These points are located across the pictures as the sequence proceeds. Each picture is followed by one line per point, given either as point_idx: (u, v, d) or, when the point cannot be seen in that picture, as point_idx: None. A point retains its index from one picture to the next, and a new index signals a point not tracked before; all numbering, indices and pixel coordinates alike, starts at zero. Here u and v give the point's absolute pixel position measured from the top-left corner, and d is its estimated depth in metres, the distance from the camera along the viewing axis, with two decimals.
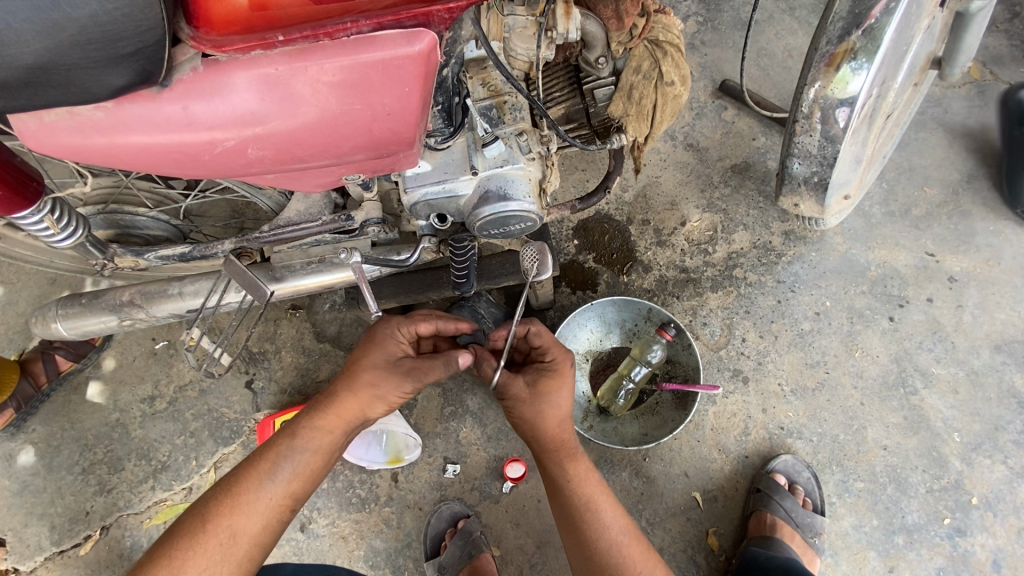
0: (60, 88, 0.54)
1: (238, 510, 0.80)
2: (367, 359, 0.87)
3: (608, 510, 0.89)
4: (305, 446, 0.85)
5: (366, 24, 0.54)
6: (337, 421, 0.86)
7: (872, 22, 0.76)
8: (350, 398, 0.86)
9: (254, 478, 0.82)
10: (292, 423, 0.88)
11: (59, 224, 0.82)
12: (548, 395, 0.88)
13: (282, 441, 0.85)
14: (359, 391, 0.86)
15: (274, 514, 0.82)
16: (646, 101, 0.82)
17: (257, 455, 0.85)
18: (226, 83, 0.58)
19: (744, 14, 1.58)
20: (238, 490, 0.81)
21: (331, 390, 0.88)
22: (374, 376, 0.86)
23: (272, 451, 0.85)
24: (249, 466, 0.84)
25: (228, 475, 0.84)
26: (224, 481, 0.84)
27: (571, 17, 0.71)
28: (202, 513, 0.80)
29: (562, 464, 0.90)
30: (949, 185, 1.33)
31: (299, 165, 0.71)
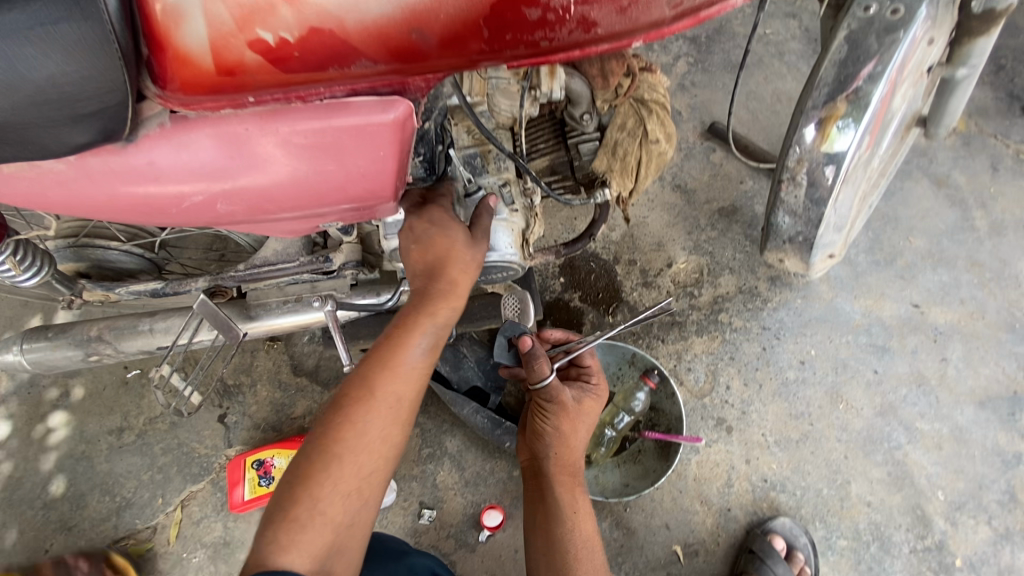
0: (16, 145, 0.51)
1: (397, 379, 0.73)
2: (453, 241, 0.77)
3: (592, 559, 0.85)
4: (439, 323, 0.77)
5: (339, 90, 0.51)
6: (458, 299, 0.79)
7: (858, 85, 0.76)
8: (453, 292, 0.78)
9: (365, 407, 0.71)
10: (389, 337, 0.76)
11: (22, 265, 0.79)
12: (581, 416, 0.92)
13: (384, 360, 0.74)
14: (457, 280, 0.78)
15: (424, 383, 0.77)
16: (630, 158, 0.81)
17: (358, 380, 0.73)
18: (197, 141, 0.56)
19: (734, 57, 1.60)
20: (350, 424, 0.70)
21: (423, 298, 0.78)
22: (473, 258, 0.78)
23: (374, 373, 0.73)
24: (358, 394, 0.71)
25: (363, 362, 0.74)
26: (362, 365, 0.74)
27: (555, 77, 0.70)
28: (355, 391, 0.72)
29: (567, 490, 0.91)
30: (934, 236, 1.33)
31: (272, 217, 0.69)
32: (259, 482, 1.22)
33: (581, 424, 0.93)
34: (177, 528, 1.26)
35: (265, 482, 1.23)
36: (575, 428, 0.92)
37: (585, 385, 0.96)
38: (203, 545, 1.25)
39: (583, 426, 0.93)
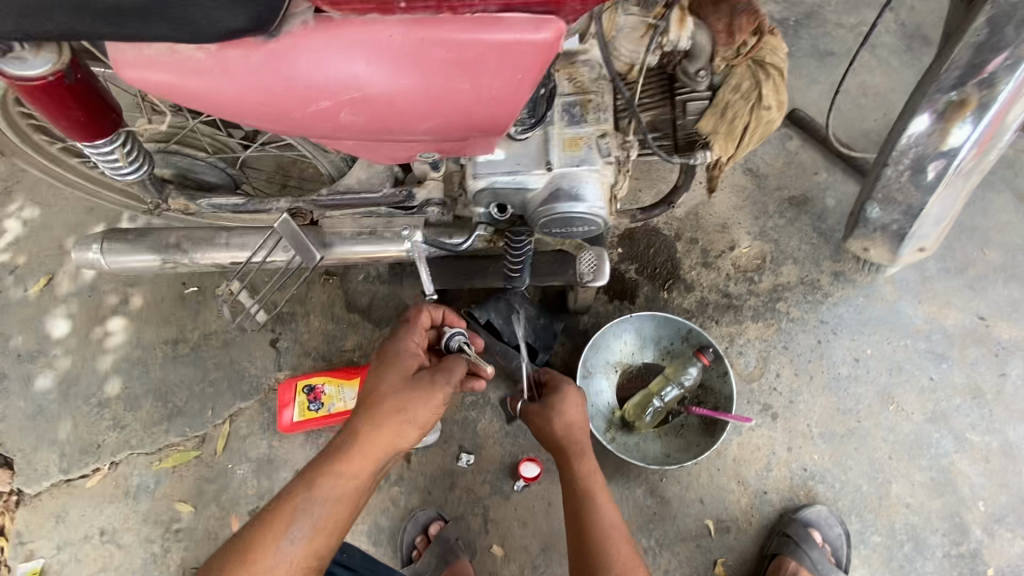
0: (171, 23, 0.52)
1: (252, 572, 0.73)
2: (385, 382, 0.85)
3: (593, 503, 0.90)
4: (322, 494, 0.79)
5: (493, 2, 0.52)
6: (359, 464, 0.80)
7: (987, 76, 0.74)
8: (376, 432, 0.81)
9: (269, 537, 0.76)
10: (273, 509, 0.79)
11: (129, 156, 0.79)
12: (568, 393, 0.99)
13: (296, 492, 0.79)
14: (366, 434, 0.81)
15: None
16: (738, 122, 0.79)
17: (271, 510, 0.78)
18: (338, 44, 0.56)
19: (822, 44, 1.55)
20: (253, 556, 0.74)
21: (353, 431, 0.82)
22: (403, 400, 0.82)
23: (287, 505, 0.78)
24: (264, 524, 0.77)
25: (241, 538, 0.78)
26: (239, 542, 0.78)
27: (684, 25, 0.69)
28: (227, 564, 0.75)
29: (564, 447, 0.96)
30: (1010, 250, 1.29)
31: (384, 137, 0.69)
32: (309, 406, 1.26)
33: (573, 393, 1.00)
34: (225, 440, 1.30)
35: (315, 406, 1.26)
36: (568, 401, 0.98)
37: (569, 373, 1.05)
38: (247, 459, 1.29)
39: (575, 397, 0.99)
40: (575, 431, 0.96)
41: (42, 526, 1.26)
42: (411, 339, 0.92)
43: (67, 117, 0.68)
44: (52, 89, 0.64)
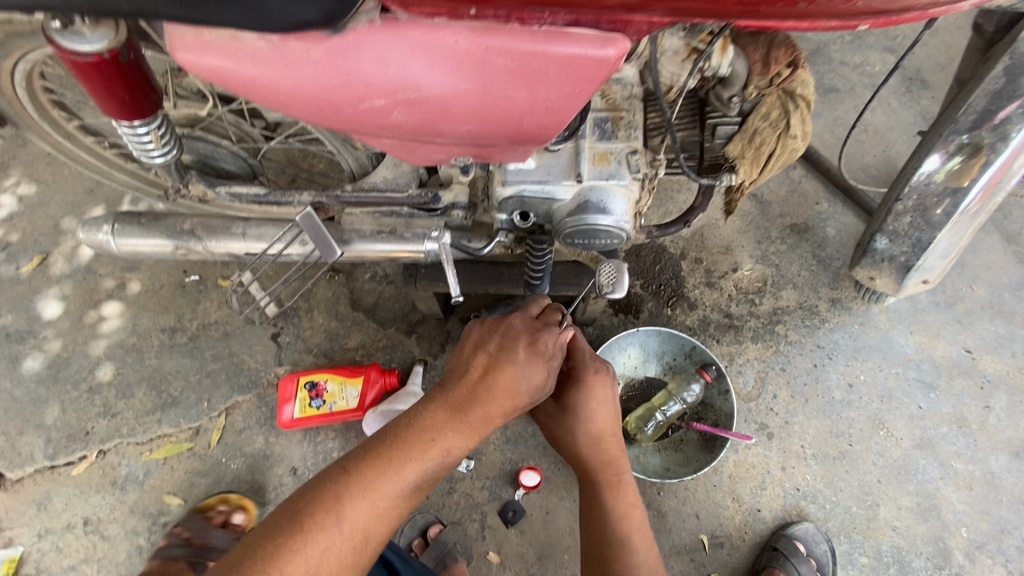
0: (243, 11, 0.52)
1: (370, 512, 0.62)
2: (507, 345, 0.75)
3: (643, 551, 0.83)
4: (451, 443, 0.68)
5: (563, 17, 0.53)
6: (483, 423, 0.71)
7: (999, 121, 0.78)
8: (504, 394, 0.72)
9: (394, 477, 0.64)
10: (387, 448, 0.66)
11: (162, 139, 0.79)
12: (608, 390, 0.87)
13: (427, 436, 0.67)
14: (498, 393, 0.72)
15: (400, 521, 0.66)
16: (765, 148, 0.82)
17: (395, 446, 0.66)
18: (402, 44, 0.57)
19: (827, 80, 1.62)
20: (374, 489, 0.63)
21: (475, 381, 0.73)
22: (533, 389, 0.75)
23: (416, 443, 0.67)
24: (386, 460, 0.65)
25: (347, 465, 0.64)
26: (343, 471, 0.64)
27: (727, 55, 0.70)
28: (333, 496, 0.61)
29: (606, 467, 0.86)
30: (996, 288, 1.36)
31: (429, 138, 0.70)
32: (310, 402, 1.24)
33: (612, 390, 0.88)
34: (220, 433, 1.28)
35: (316, 403, 1.24)
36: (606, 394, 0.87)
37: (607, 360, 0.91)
38: (242, 454, 1.26)
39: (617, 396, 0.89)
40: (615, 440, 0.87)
41: (22, 514, 1.22)
42: (522, 320, 0.81)
43: (111, 95, 0.67)
44: (104, 66, 0.63)
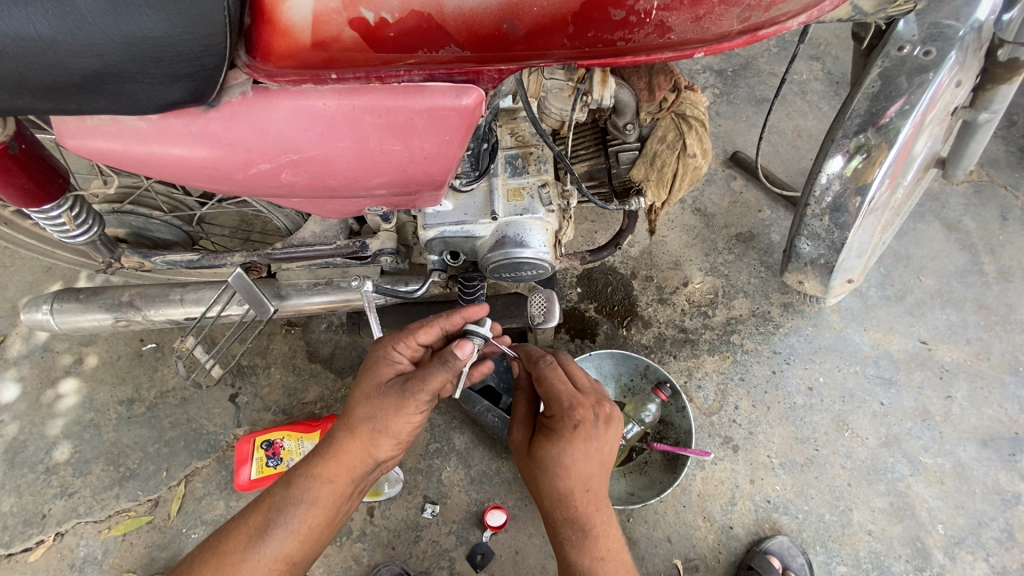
0: (110, 98, 0.54)
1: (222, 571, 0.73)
2: (361, 389, 0.79)
3: None
4: (299, 497, 0.76)
5: (418, 74, 0.55)
6: (337, 468, 0.77)
7: (886, 122, 0.81)
8: (348, 440, 0.76)
9: (244, 537, 0.75)
10: (250, 511, 0.78)
11: (76, 220, 0.81)
12: (576, 448, 0.77)
13: (275, 492, 0.78)
14: (354, 430, 0.76)
15: None
16: (667, 169, 0.85)
17: (251, 512, 0.78)
18: (275, 112, 0.59)
19: (758, 91, 1.66)
20: (225, 550, 0.74)
21: (330, 434, 0.79)
22: (369, 406, 0.76)
23: (268, 502, 0.77)
24: (241, 525, 0.77)
25: (221, 531, 0.78)
26: (214, 540, 0.78)
27: (607, 85, 0.74)
28: (199, 562, 0.76)
29: (569, 524, 0.80)
30: (944, 276, 1.37)
31: (328, 194, 0.72)
32: (266, 462, 1.23)
33: (586, 448, 0.77)
34: (179, 502, 1.25)
35: (273, 462, 1.22)
36: (575, 455, 0.77)
37: (590, 409, 0.79)
38: (203, 522, 1.24)
39: (599, 448, 0.78)
40: (588, 499, 0.79)
41: None
42: (390, 338, 0.83)
43: (12, 186, 0.69)
44: None
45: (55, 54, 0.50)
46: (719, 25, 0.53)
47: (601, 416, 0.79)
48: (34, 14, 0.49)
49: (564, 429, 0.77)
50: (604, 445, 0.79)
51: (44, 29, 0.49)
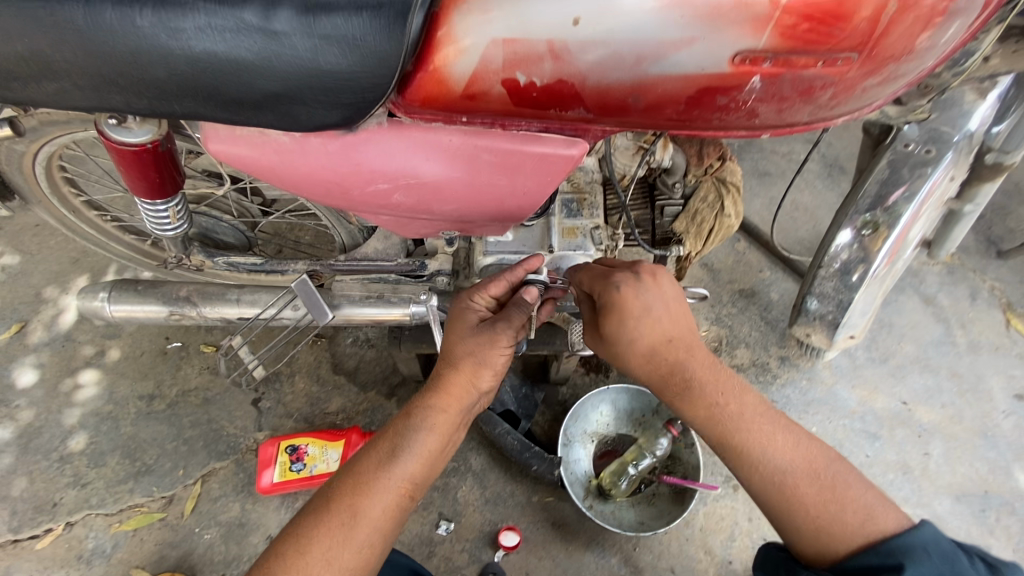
0: (277, 114, 0.63)
1: (357, 492, 0.73)
2: (455, 333, 0.84)
3: (778, 453, 0.74)
4: (421, 423, 0.79)
5: (536, 126, 0.66)
6: (450, 398, 0.81)
7: (891, 204, 0.96)
8: (458, 372, 0.82)
9: (374, 460, 0.76)
10: (372, 444, 0.79)
11: (178, 216, 0.88)
12: (632, 311, 0.77)
13: (395, 423, 0.80)
14: (462, 365, 0.82)
15: (395, 498, 0.74)
16: (705, 225, 0.99)
17: (372, 442, 0.79)
18: (405, 142, 0.69)
19: (761, 165, 1.85)
20: (356, 475, 0.75)
21: (436, 372, 0.84)
22: (464, 344, 0.83)
23: (390, 432, 0.79)
24: (367, 451, 0.78)
25: (343, 465, 0.78)
26: (338, 474, 0.77)
27: (668, 149, 0.89)
28: (325, 492, 0.74)
29: (670, 386, 0.79)
30: (922, 345, 1.52)
31: (422, 215, 0.81)
32: (290, 466, 1.25)
33: (641, 303, 0.77)
34: (194, 502, 1.26)
35: (297, 466, 1.25)
36: (637, 316, 0.77)
37: (629, 272, 0.79)
38: (216, 523, 1.24)
39: (656, 301, 0.78)
40: (672, 350, 0.78)
41: None
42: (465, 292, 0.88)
43: (144, 177, 0.76)
44: (143, 154, 0.73)
45: (246, 76, 0.59)
46: (793, 116, 0.61)
47: (644, 274, 0.79)
48: (243, 42, 0.56)
49: (609, 297, 0.78)
50: (660, 296, 0.78)
51: (247, 54, 0.57)
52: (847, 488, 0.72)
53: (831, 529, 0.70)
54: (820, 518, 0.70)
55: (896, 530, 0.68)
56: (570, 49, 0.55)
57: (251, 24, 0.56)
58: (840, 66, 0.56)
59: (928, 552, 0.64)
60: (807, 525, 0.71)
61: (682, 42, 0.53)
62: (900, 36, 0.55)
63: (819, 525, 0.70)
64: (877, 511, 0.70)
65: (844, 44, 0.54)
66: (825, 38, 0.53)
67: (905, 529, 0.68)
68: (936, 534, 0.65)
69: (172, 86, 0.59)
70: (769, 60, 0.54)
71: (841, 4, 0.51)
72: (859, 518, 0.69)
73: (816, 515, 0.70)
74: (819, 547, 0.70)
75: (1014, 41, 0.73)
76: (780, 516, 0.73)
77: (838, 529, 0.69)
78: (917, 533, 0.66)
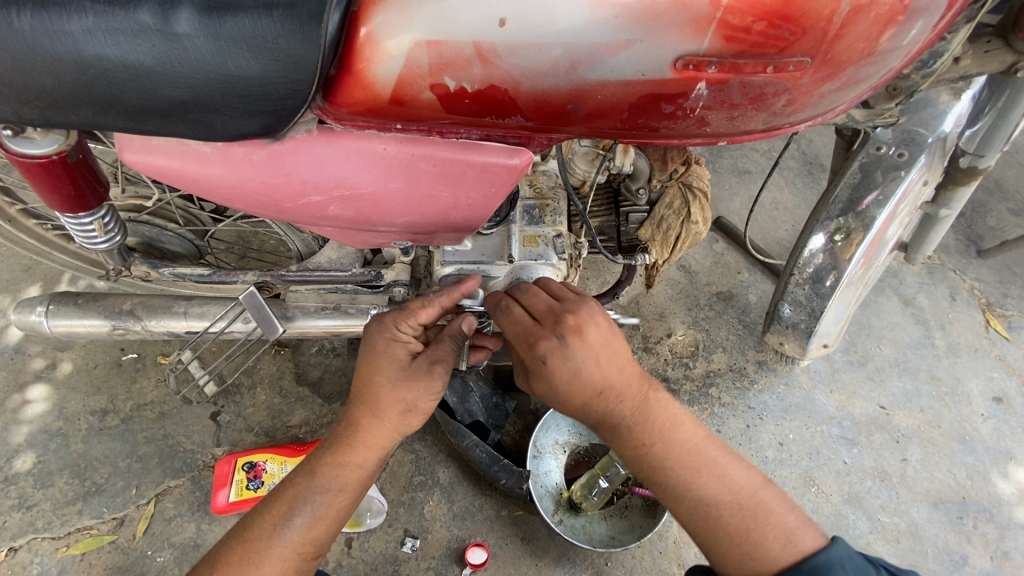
0: (188, 124, 0.57)
1: (246, 562, 0.72)
2: (379, 375, 0.78)
3: (705, 484, 0.69)
4: (323, 486, 0.76)
5: (476, 133, 0.62)
6: (365, 455, 0.78)
7: (862, 209, 0.92)
8: (375, 424, 0.78)
9: (268, 525, 0.74)
10: (271, 501, 0.77)
11: (107, 228, 0.81)
12: (559, 373, 0.71)
13: (299, 480, 0.77)
14: (387, 412, 0.78)
15: (290, 564, 0.73)
16: (671, 232, 0.94)
17: (272, 500, 0.77)
18: (336, 151, 0.63)
19: (741, 163, 1.80)
20: (248, 539, 0.73)
21: (352, 422, 0.79)
22: (395, 390, 0.77)
23: (291, 490, 0.77)
24: (265, 511, 0.76)
25: (240, 522, 0.77)
26: (232, 531, 0.76)
27: (628, 154, 0.84)
28: (215, 556, 0.74)
29: (604, 422, 0.74)
30: (901, 347, 1.49)
31: (365, 228, 0.76)
32: (247, 484, 1.20)
33: (569, 363, 0.71)
34: (147, 523, 1.20)
35: (253, 485, 1.20)
36: (565, 377, 0.71)
37: (551, 335, 0.72)
38: (170, 545, 1.19)
39: (586, 359, 0.71)
40: (605, 401, 0.73)
41: None
42: (384, 318, 0.82)
43: (57, 190, 0.70)
44: (51, 166, 0.67)
45: (147, 82, 0.53)
46: (748, 124, 0.57)
47: (566, 331, 0.72)
48: (139, 44, 0.51)
49: (536, 368, 0.73)
50: (589, 351, 0.72)
51: (144, 59, 0.52)
52: (769, 515, 0.67)
53: (755, 559, 0.65)
54: (744, 546, 0.66)
55: (816, 548, 0.65)
56: (498, 51, 0.50)
57: (147, 25, 0.51)
58: (792, 71, 0.51)
59: (843, 567, 0.62)
60: (733, 554, 0.66)
61: (619, 44, 0.49)
62: (857, 37, 0.50)
63: (743, 554, 0.66)
64: (799, 533, 0.66)
65: (796, 48, 0.49)
66: (774, 42, 0.49)
67: (823, 547, 0.65)
68: (849, 552, 0.63)
69: (63, 93, 0.54)
70: (715, 64, 0.50)
71: (790, 3, 0.47)
72: (779, 544, 0.65)
73: (740, 543, 0.66)
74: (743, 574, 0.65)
75: (986, 40, 0.71)
76: (709, 548, 0.68)
77: (762, 558, 0.65)
78: (828, 552, 0.63)
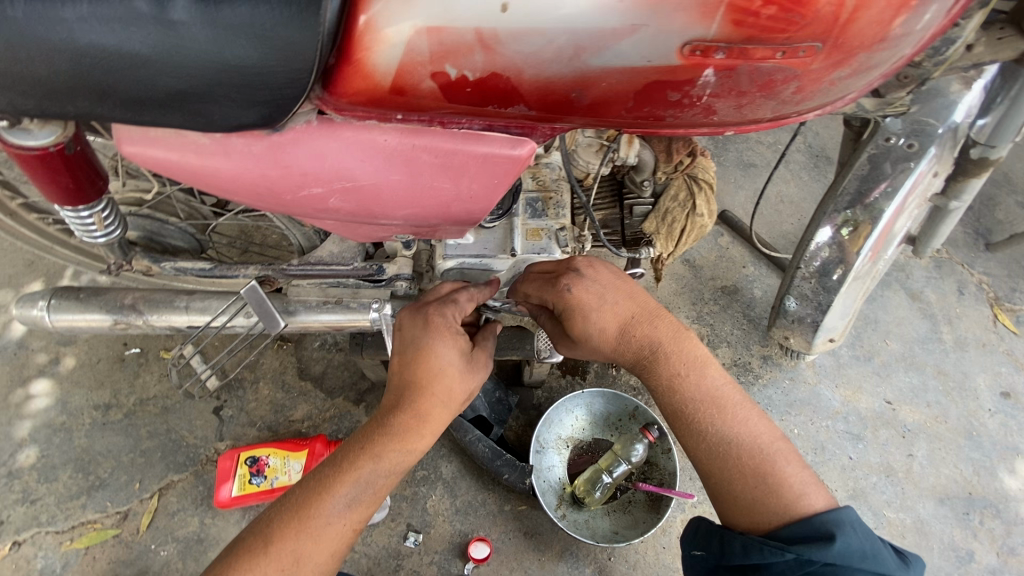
0: (186, 115, 0.56)
1: (304, 534, 0.67)
2: (448, 365, 0.77)
3: (727, 423, 0.70)
4: (386, 468, 0.72)
5: (479, 124, 0.61)
6: (428, 440, 0.75)
7: (871, 201, 0.90)
8: (442, 413, 0.76)
9: (326, 500, 0.69)
10: (327, 475, 0.71)
11: (106, 222, 0.81)
12: (584, 302, 0.75)
13: (359, 459, 0.72)
14: (456, 400, 0.77)
15: (345, 540, 0.70)
16: (677, 225, 0.93)
17: (325, 472, 0.72)
18: (337, 142, 0.62)
19: (746, 156, 1.78)
20: (305, 513, 0.68)
21: (417, 412, 0.74)
22: (463, 382, 0.78)
23: (349, 466, 0.72)
24: (320, 483, 0.71)
25: (291, 491, 0.71)
26: (284, 500, 0.71)
27: (632, 146, 0.83)
28: (264, 527, 0.68)
29: (631, 356, 0.76)
30: (907, 341, 1.48)
31: (368, 221, 0.75)
32: (250, 479, 1.20)
33: (590, 294, 0.76)
34: (150, 517, 1.21)
35: (256, 480, 1.20)
36: (588, 309, 0.76)
37: (569, 270, 0.78)
38: (173, 539, 1.19)
39: (604, 291, 0.76)
40: (635, 330, 0.75)
41: None
42: (438, 308, 0.80)
43: (56, 183, 0.70)
44: (50, 159, 0.67)
45: (144, 71, 0.52)
46: (756, 113, 0.56)
47: (583, 266, 0.78)
48: (134, 33, 0.50)
49: (558, 301, 0.76)
50: (605, 282, 0.77)
51: (141, 48, 0.51)
52: (787, 466, 0.67)
53: (765, 505, 0.66)
54: (756, 492, 0.67)
55: (826, 508, 0.65)
56: (500, 38, 0.49)
57: (143, 13, 0.50)
58: (802, 57, 0.50)
59: (853, 527, 0.62)
60: (745, 499, 0.67)
61: (624, 30, 0.47)
62: (869, 22, 0.49)
63: (755, 498, 0.66)
64: (811, 490, 0.66)
65: (805, 33, 0.48)
66: (783, 26, 0.47)
67: (832, 509, 0.65)
68: (858, 518, 0.63)
69: (60, 84, 0.53)
70: (723, 50, 0.49)
71: None
72: (791, 494, 0.66)
73: (754, 487, 0.67)
74: (752, 518, 0.66)
75: (998, 28, 0.70)
76: (722, 493, 0.69)
77: (774, 502, 0.66)
78: (839, 511, 0.63)
